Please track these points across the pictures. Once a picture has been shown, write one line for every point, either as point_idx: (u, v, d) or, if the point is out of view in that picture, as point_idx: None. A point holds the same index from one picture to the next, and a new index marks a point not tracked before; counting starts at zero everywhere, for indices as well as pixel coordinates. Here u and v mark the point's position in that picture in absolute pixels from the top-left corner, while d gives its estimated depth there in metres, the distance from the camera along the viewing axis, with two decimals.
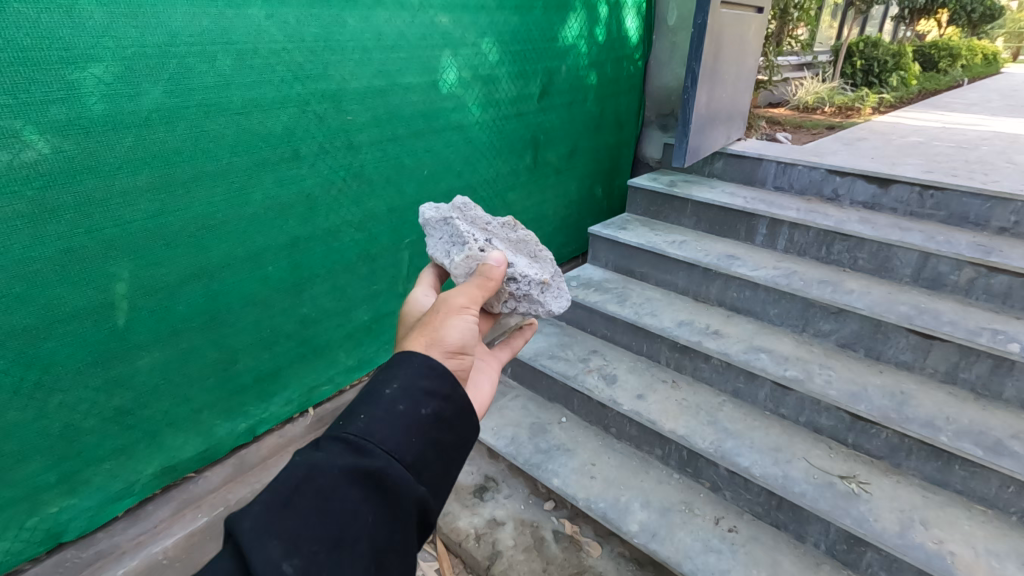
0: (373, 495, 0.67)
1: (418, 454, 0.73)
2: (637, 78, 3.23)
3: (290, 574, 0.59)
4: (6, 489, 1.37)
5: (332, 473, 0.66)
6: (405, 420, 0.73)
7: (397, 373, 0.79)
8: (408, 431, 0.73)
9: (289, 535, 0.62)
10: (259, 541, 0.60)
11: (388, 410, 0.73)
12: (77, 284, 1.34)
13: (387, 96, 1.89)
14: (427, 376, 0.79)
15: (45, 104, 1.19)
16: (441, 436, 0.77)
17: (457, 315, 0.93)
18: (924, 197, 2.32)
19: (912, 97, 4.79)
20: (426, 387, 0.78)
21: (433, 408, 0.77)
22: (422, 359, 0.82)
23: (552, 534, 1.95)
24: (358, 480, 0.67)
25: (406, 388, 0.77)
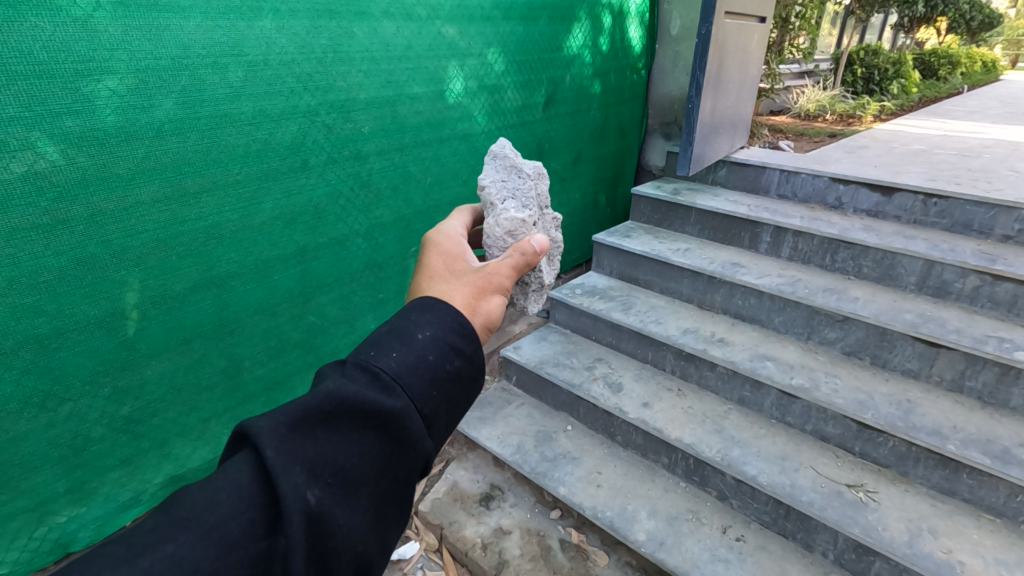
0: (392, 440, 0.62)
1: (437, 409, 0.67)
2: (640, 86, 3.25)
3: (308, 504, 0.55)
4: (15, 499, 1.37)
5: (358, 405, 0.61)
6: (430, 370, 0.67)
7: (430, 320, 0.72)
8: (433, 382, 0.66)
9: (308, 462, 0.58)
10: (280, 464, 0.56)
11: (418, 357, 0.67)
12: (89, 295, 1.35)
13: (395, 106, 1.91)
14: (459, 331, 0.72)
15: (60, 116, 1.20)
16: (464, 393, 0.71)
17: (494, 296, 0.89)
18: (927, 206, 2.33)
19: (913, 104, 4.82)
20: (458, 340, 0.71)
21: (459, 365, 0.70)
22: (456, 312, 0.74)
23: (559, 543, 1.95)
24: (378, 421, 0.62)
25: (437, 336, 0.70)
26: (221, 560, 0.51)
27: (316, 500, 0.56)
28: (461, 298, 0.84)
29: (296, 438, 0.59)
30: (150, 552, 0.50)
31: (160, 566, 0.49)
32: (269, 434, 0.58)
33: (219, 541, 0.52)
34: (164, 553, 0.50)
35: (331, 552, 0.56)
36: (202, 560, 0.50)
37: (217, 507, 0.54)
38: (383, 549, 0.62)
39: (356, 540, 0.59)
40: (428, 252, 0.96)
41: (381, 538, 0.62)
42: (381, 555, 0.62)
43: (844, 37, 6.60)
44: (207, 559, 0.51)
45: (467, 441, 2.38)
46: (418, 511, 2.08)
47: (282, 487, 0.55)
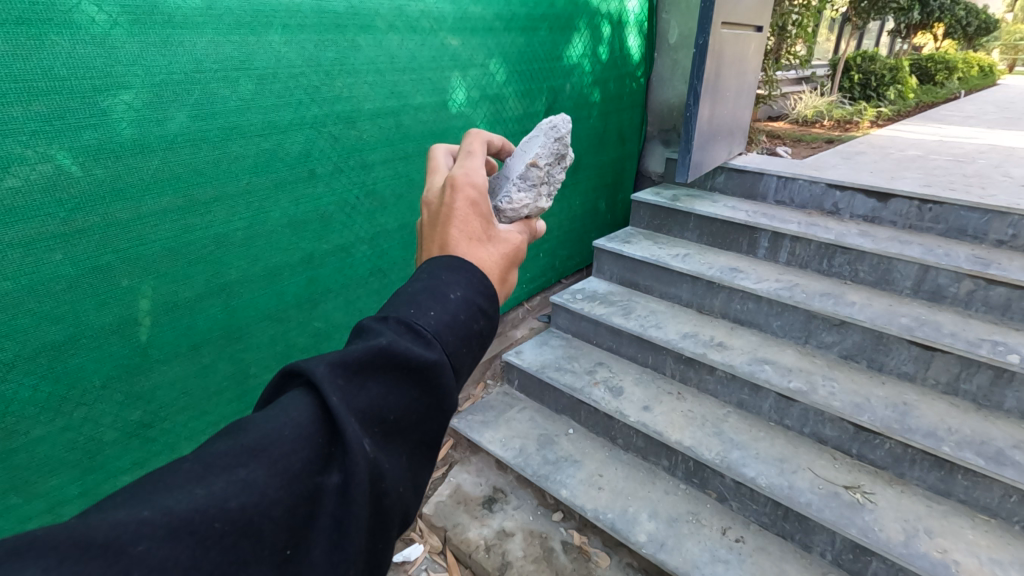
0: (428, 393, 0.66)
1: (465, 364, 0.71)
2: (639, 94, 3.30)
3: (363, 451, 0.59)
4: (30, 502, 1.40)
5: (403, 362, 0.64)
6: (464, 330, 0.70)
7: (460, 282, 0.74)
8: (466, 341, 0.70)
9: (359, 411, 0.61)
10: (341, 410, 0.59)
11: (453, 316, 0.70)
12: (103, 304, 1.38)
13: (399, 116, 1.96)
14: (486, 296, 0.76)
15: (79, 129, 1.24)
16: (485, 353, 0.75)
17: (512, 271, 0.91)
18: (922, 211, 2.37)
19: (910, 109, 4.87)
20: (484, 302, 0.75)
21: (484, 326, 0.74)
22: (482, 278, 0.77)
23: (562, 544, 1.98)
24: (420, 376, 0.65)
25: (469, 298, 0.73)
26: (287, 492, 0.54)
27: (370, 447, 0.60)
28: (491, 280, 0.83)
29: (349, 386, 0.62)
30: (224, 475, 0.53)
31: (234, 490, 0.52)
32: (326, 381, 0.60)
33: (284, 474, 0.55)
34: (236, 479, 0.53)
35: (381, 493, 0.61)
36: (270, 489, 0.53)
37: (281, 442, 0.56)
38: (417, 491, 0.67)
39: (398, 482, 0.63)
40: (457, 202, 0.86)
41: (416, 480, 0.67)
42: (415, 495, 0.66)
43: (841, 43, 6.65)
44: (275, 489, 0.54)
45: (471, 445, 2.41)
46: (423, 514, 2.12)
47: (343, 431, 0.58)
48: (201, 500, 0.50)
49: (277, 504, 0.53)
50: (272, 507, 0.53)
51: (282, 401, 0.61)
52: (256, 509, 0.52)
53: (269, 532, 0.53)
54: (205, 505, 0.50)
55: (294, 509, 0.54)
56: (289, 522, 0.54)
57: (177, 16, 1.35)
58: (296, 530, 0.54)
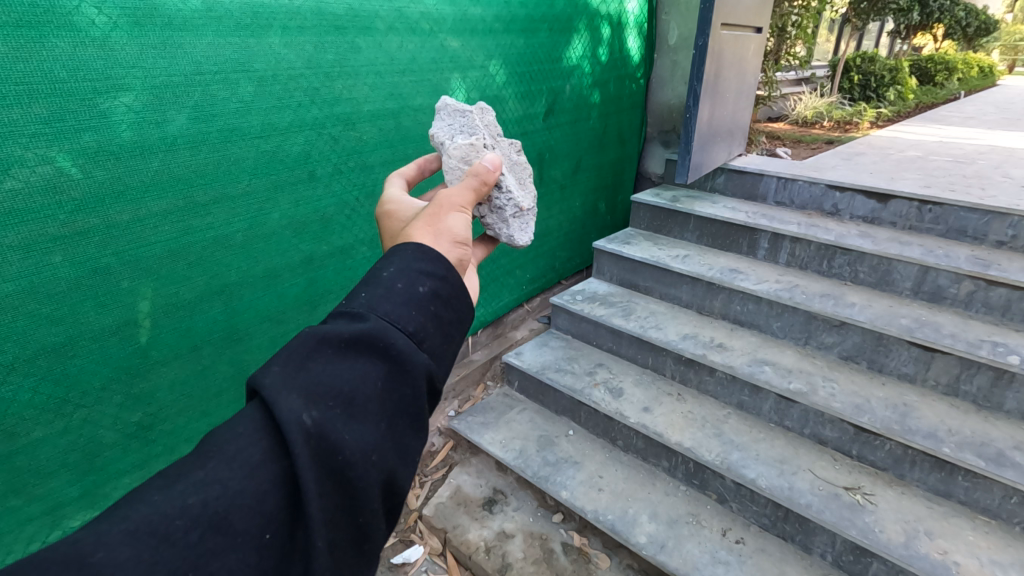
0: (379, 360, 0.69)
1: (419, 325, 0.73)
2: (639, 95, 3.30)
3: (310, 424, 0.61)
4: (29, 503, 1.40)
5: (339, 341, 0.68)
6: (404, 296, 0.74)
7: (392, 260, 0.80)
8: (409, 305, 0.73)
9: (306, 391, 0.63)
10: (276, 392, 0.62)
11: (387, 290, 0.74)
12: (103, 305, 1.39)
13: (399, 117, 1.96)
14: (422, 261, 0.80)
15: (78, 131, 1.24)
16: (444, 312, 0.77)
17: (451, 214, 0.94)
18: (922, 212, 2.37)
19: (910, 110, 4.88)
20: (423, 269, 0.79)
21: (429, 287, 0.77)
22: (415, 248, 0.83)
23: (562, 546, 1.98)
24: (364, 348, 0.69)
25: (402, 269, 0.78)
26: (250, 481, 0.58)
27: (314, 420, 0.61)
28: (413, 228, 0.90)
29: (291, 371, 0.65)
30: (183, 480, 0.57)
31: (193, 489, 0.56)
32: (267, 373, 0.64)
33: (245, 464, 0.59)
34: (196, 480, 0.57)
35: (343, 463, 0.62)
36: (232, 481, 0.58)
37: (236, 440, 0.61)
38: (400, 459, 0.68)
39: (367, 449, 0.64)
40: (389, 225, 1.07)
41: (396, 448, 0.68)
42: (397, 463, 0.68)
43: (841, 43, 6.66)
44: (236, 480, 0.58)
45: (470, 446, 2.41)
46: (423, 516, 2.12)
47: (280, 411, 0.60)
48: (160, 505, 0.55)
49: (240, 492, 0.57)
50: (235, 496, 0.57)
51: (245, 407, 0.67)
52: (219, 502, 0.56)
53: (237, 518, 0.56)
54: (166, 509, 0.55)
55: (261, 494, 0.58)
56: (259, 507, 0.57)
57: (178, 18, 1.35)
58: (269, 514, 0.58)
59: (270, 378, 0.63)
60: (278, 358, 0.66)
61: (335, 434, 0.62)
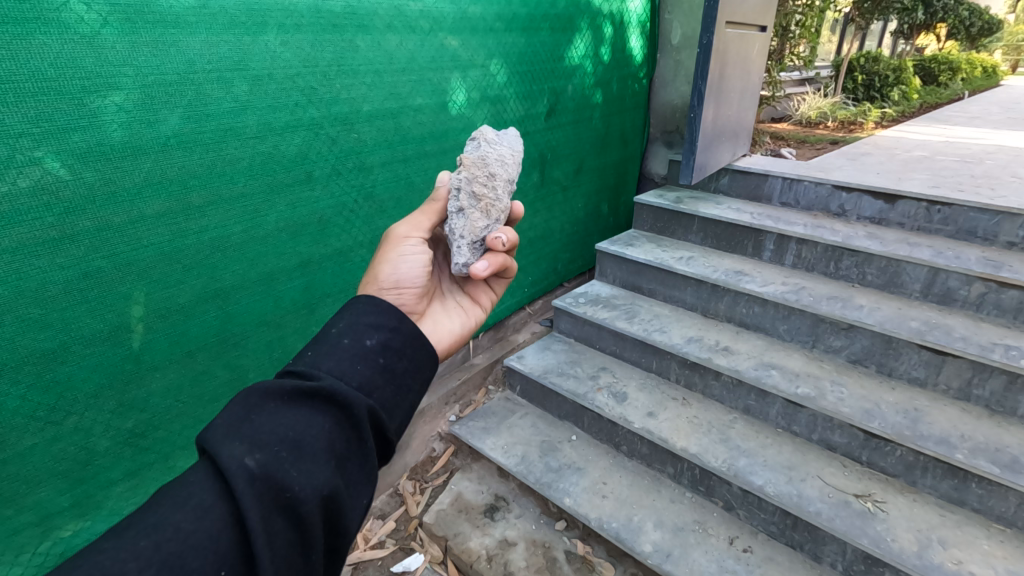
0: (325, 407, 0.75)
1: (365, 378, 0.81)
2: (642, 95, 3.27)
3: (253, 467, 0.66)
4: (17, 514, 1.36)
5: (282, 392, 0.74)
6: (350, 351, 0.82)
7: (342, 317, 0.89)
8: (354, 359, 0.81)
9: (250, 440, 0.69)
10: (220, 442, 0.68)
11: (334, 346, 0.82)
12: (95, 309, 1.35)
13: (399, 118, 1.93)
14: (371, 314, 0.90)
15: (67, 131, 1.21)
16: (394, 363, 0.86)
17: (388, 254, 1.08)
18: (931, 213, 2.33)
19: (914, 110, 4.84)
20: (371, 323, 0.88)
21: (375, 340, 0.86)
22: (364, 302, 0.93)
23: (565, 554, 1.94)
24: (311, 399, 0.75)
25: (351, 324, 0.87)
26: (203, 521, 0.62)
27: (258, 463, 0.67)
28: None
29: (235, 424, 0.70)
30: (135, 526, 0.62)
31: (146, 532, 0.61)
32: (210, 430, 0.70)
33: (196, 508, 0.63)
34: (147, 525, 0.62)
35: (292, 500, 0.67)
36: (184, 523, 0.62)
37: (186, 489, 0.65)
38: (348, 499, 0.73)
39: (316, 487, 0.69)
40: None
41: (344, 488, 0.73)
42: (347, 502, 0.72)
43: (843, 43, 6.64)
44: (188, 522, 0.62)
45: (471, 451, 2.37)
46: (423, 523, 2.08)
47: (221, 462, 0.66)
48: (110, 551, 0.59)
49: (192, 533, 0.61)
50: (188, 536, 0.61)
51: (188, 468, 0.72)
52: (171, 544, 0.60)
53: (188, 557, 0.60)
54: (120, 553, 0.58)
55: (215, 533, 0.62)
56: (212, 545, 0.61)
57: (170, 15, 1.31)
58: (221, 553, 0.61)
59: (213, 433, 0.69)
60: (222, 416, 0.72)
61: (281, 474, 0.67)
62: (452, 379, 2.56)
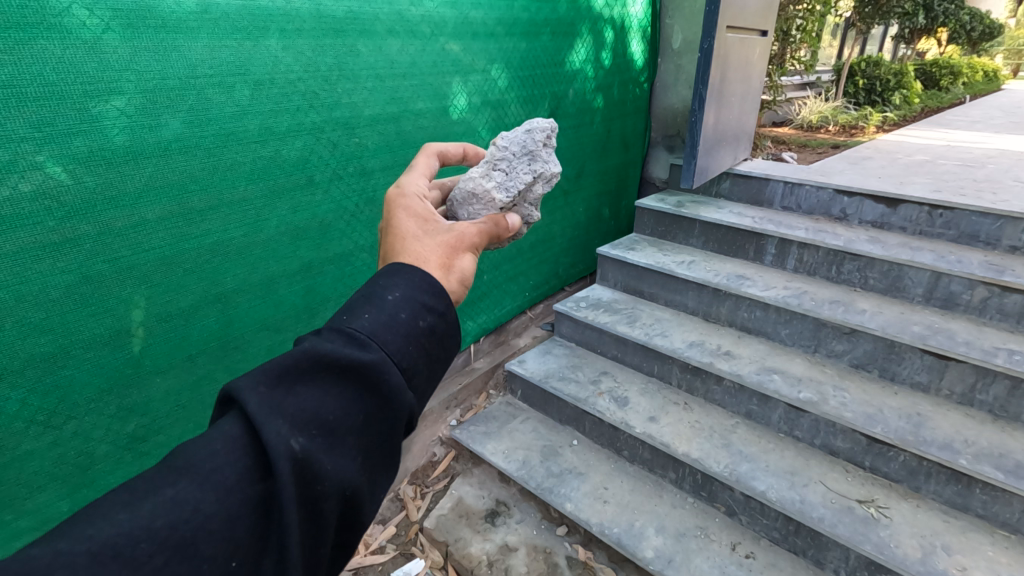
0: (370, 390, 0.71)
1: (412, 362, 0.75)
2: (643, 100, 3.27)
3: (294, 452, 0.63)
4: (16, 519, 1.35)
5: (332, 364, 0.70)
6: (404, 328, 0.76)
7: (398, 283, 0.82)
8: (407, 338, 0.75)
9: (292, 418, 0.65)
10: (265, 415, 0.64)
11: (390, 316, 0.76)
12: (95, 313, 1.35)
13: (399, 122, 1.93)
14: (426, 292, 0.82)
15: (69, 136, 1.21)
16: (437, 350, 0.80)
17: (464, 253, 1.00)
18: (932, 217, 2.33)
19: (916, 114, 4.83)
20: (424, 299, 0.81)
21: (430, 322, 0.80)
22: (421, 275, 0.85)
23: (566, 560, 1.93)
24: (359, 378, 0.71)
25: (407, 297, 0.80)
26: (222, 504, 0.60)
27: (301, 448, 0.64)
28: (438, 247, 0.96)
29: (280, 393, 0.67)
30: (152, 497, 0.58)
31: (163, 510, 0.58)
32: (256, 394, 0.66)
33: (218, 488, 0.60)
34: (164, 499, 0.58)
35: (320, 493, 0.65)
36: (203, 504, 0.59)
37: (212, 458, 0.62)
38: (368, 496, 0.72)
39: (344, 481, 0.67)
40: (395, 208, 1.06)
41: (366, 483, 0.71)
42: (365, 499, 0.71)
43: (844, 48, 6.64)
44: (208, 503, 0.59)
45: (472, 456, 2.37)
46: (423, 528, 2.08)
47: (265, 438, 0.62)
48: (126, 525, 0.55)
49: (210, 517, 0.59)
50: (206, 521, 0.58)
51: (215, 422, 0.68)
52: (188, 526, 0.58)
53: (204, 544, 0.58)
54: (132, 529, 0.55)
55: (232, 519, 0.60)
56: (228, 533, 0.59)
57: (171, 20, 1.32)
58: (236, 541, 0.60)
59: (256, 398, 0.65)
60: (268, 378, 0.68)
61: (317, 463, 0.65)
62: (453, 384, 2.55)
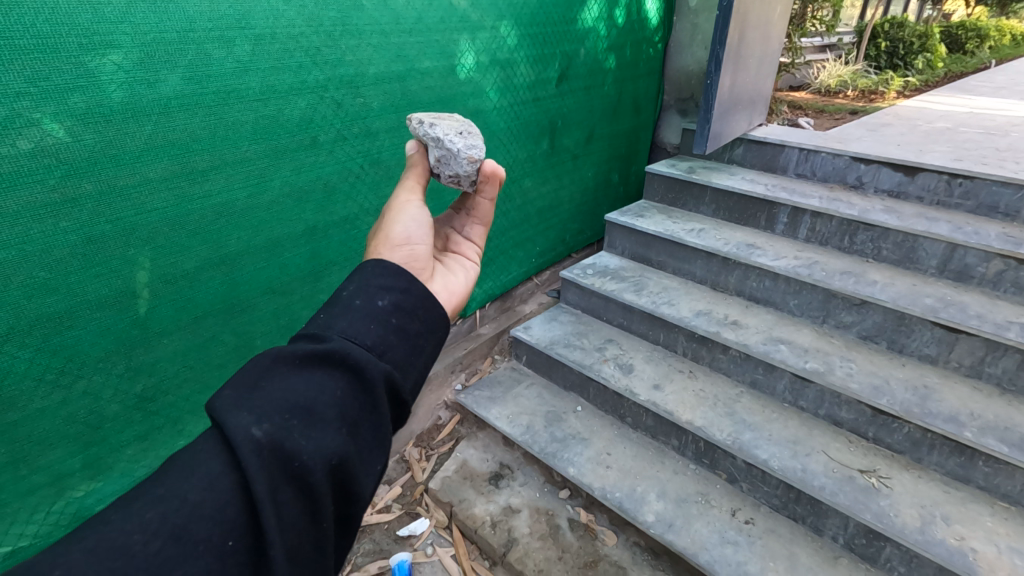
0: (337, 369, 0.73)
1: (379, 338, 0.77)
2: (656, 61, 3.17)
3: (259, 437, 0.64)
4: (31, 474, 1.38)
5: (290, 360, 0.72)
6: (363, 310, 0.78)
7: (353, 279, 0.84)
8: (368, 319, 0.77)
9: (257, 408, 0.67)
10: (228, 411, 0.65)
11: (347, 305, 0.78)
12: (100, 274, 1.34)
13: (405, 81, 1.87)
14: (381, 276, 0.84)
15: (66, 91, 1.18)
16: (408, 323, 0.81)
17: (398, 219, 1.01)
18: (952, 186, 2.26)
19: (939, 79, 4.66)
20: (383, 282, 0.83)
21: (391, 299, 0.81)
22: (374, 263, 0.87)
23: (567, 522, 1.97)
24: (323, 363, 0.73)
25: (363, 285, 0.82)
26: (209, 491, 0.61)
27: (265, 433, 0.64)
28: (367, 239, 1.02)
29: (245, 392, 0.68)
30: (143, 497, 0.60)
31: (153, 504, 0.59)
32: (220, 395, 0.68)
33: (204, 478, 0.62)
34: (155, 496, 0.60)
35: (300, 469, 0.65)
36: (191, 494, 0.60)
37: (190, 458, 0.64)
38: (359, 466, 0.71)
39: (325, 454, 0.67)
40: None
41: (355, 455, 0.71)
42: (358, 470, 0.71)
43: (867, 8, 6.38)
44: (196, 492, 0.60)
45: (476, 420, 2.39)
46: (428, 489, 2.11)
47: (228, 432, 0.64)
48: (118, 523, 0.57)
49: (199, 505, 0.60)
50: (195, 507, 0.59)
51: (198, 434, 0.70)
52: (178, 514, 0.59)
53: (197, 528, 0.59)
54: (127, 525, 0.57)
55: (223, 504, 0.60)
56: (220, 515, 0.60)
57: None
58: (229, 521, 0.60)
59: (221, 400, 0.67)
60: (233, 382, 0.70)
61: (289, 443, 0.65)
62: (458, 349, 2.56)
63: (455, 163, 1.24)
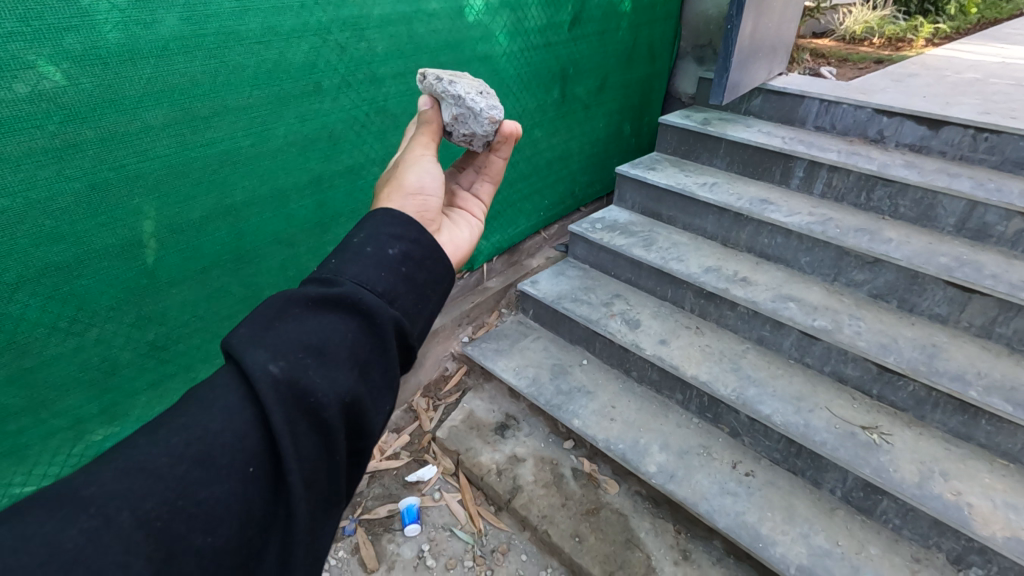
0: (350, 312, 0.72)
1: (390, 285, 0.76)
2: (674, 4, 3.01)
3: (275, 374, 0.64)
4: (50, 418, 1.42)
5: (303, 302, 0.72)
6: (374, 258, 0.77)
7: (363, 227, 0.83)
8: (379, 266, 0.76)
9: (273, 346, 0.67)
10: (245, 347, 0.66)
11: (358, 250, 0.78)
12: (106, 223, 1.33)
13: (412, 24, 1.79)
14: (393, 225, 0.82)
15: (60, 32, 1.14)
16: (418, 273, 0.80)
17: (411, 169, 0.99)
18: (977, 141, 2.19)
19: (970, 27, 4.43)
20: (394, 231, 0.82)
21: (402, 248, 0.80)
22: (384, 212, 0.85)
23: (571, 471, 2.02)
24: (335, 305, 0.72)
25: (374, 232, 0.81)
26: (229, 422, 0.63)
27: (281, 370, 0.65)
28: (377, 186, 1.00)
29: (260, 330, 0.69)
30: (167, 424, 0.62)
31: (176, 432, 0.61)
32: (237, 332, 0.68)
33: (224, 410, 0.63)
34: (179, 424, 0.62)
35: (315, 406, 0.66)
36: (212, 424, 0.62)
37: (210, 391, 0.65)
38: (371, 406, 0.72)
39: (339, 392, 0.68)
40: None
41: (367, 395, 0.72)
42: (370, 410, 0.72)
43: None
44: (216, 422, 0.62)
45: (483, 372, 2.42)
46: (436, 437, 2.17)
47: (245, 368, 0.65)
48: (144, 447, 0.60)
49: (220, 433, 0.62)
50: (216, 436, 0.61)
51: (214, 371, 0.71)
52: (200, 442, 0.61)
53: (220, 455, 0.61)
54: (154, 449, 0.60)
55: (242, 434, 0.62)
56: (241, 444, 0.62)
57: None
58: (248, 449, 0.62)
59: (238, 337, 0.67)
60: (248, 320, 0.70)
61: (305, 380, 0.66)
62: (465, 301, 2.56)
63: (473, 122, 1.19)
